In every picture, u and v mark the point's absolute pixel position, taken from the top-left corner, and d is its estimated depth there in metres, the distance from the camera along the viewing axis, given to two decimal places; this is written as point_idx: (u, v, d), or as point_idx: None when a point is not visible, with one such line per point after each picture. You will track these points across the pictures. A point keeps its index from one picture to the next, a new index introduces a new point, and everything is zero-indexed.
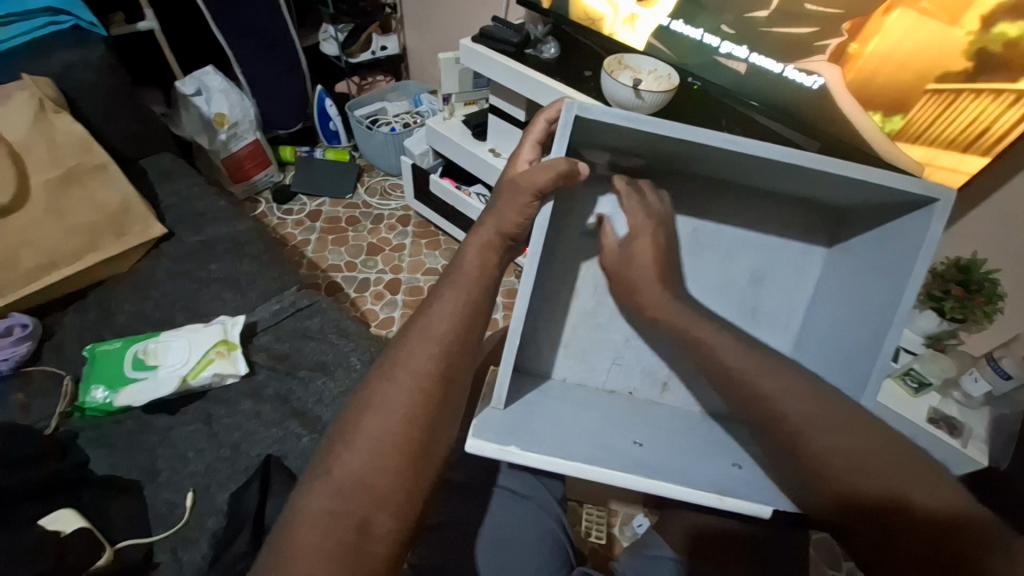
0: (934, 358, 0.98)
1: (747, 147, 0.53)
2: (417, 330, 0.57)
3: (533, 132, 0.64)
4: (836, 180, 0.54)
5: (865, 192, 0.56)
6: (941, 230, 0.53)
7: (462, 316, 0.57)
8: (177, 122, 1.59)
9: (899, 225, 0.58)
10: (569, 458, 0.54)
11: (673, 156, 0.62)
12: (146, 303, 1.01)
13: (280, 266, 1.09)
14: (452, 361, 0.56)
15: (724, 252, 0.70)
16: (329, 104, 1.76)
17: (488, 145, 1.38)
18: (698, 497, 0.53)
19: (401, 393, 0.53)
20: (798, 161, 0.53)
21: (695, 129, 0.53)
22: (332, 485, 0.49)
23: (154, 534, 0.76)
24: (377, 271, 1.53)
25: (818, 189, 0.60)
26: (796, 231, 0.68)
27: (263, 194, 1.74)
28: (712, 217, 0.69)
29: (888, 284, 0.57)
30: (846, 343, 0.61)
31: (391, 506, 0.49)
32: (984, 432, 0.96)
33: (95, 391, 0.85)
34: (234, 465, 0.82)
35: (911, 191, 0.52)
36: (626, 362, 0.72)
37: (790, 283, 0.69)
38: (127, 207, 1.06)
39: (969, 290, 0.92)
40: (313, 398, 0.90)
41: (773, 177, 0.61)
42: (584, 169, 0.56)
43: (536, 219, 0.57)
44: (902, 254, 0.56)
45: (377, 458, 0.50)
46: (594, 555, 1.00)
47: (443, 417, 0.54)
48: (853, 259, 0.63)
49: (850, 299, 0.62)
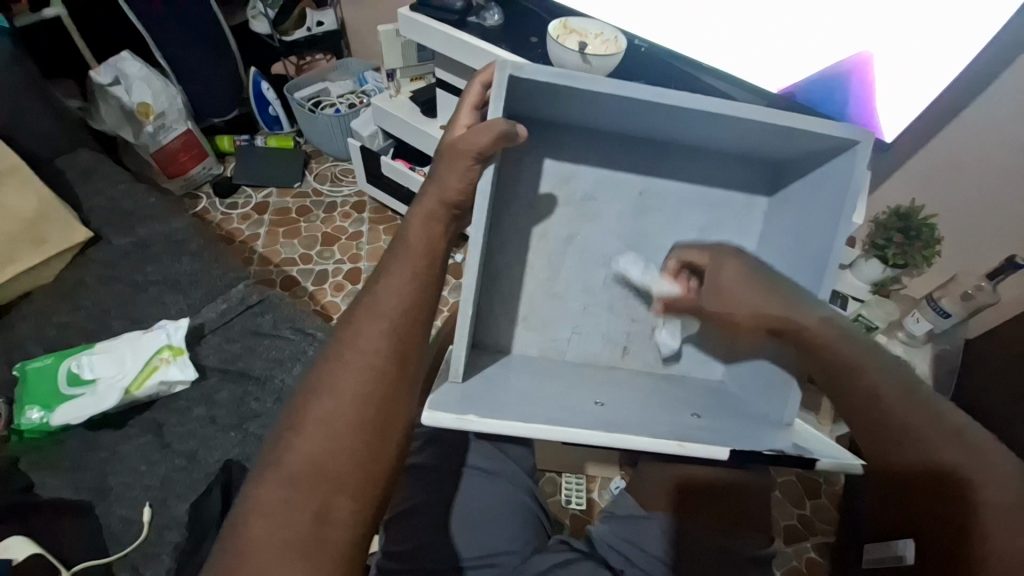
0: (879, 303, 1.04)
1: (681, 99, 0.53)
2: (365, 309, 0.55)
3: (469, 97, 0.61)
4: (768, 127, 0.55)
5: (796, 140, 0.57)
6: (865, 170, 0.54)
7: (411, 291, 0.55)
8: (96, 115, 1.45)
9: (829, 167, 0.59)
10: (530, 421, 0.54)
11: (614, 116, 0.61)
12: (77, 313, 0.93)
13: (224, 263, 1.03)
14: (403, 338, 0.54)
15: (670, 211, 0.70)
16: (265, 87, 1.64)
17: (438, 122, 1.33)
18: (658, 445, 0.54)
19: (352, 374, 0.52)
20: (731, 110, 0.53)
21: (628, 83, 0.52)
22: (287, 478, 0.47)
23: (110, 553, 0.72)
24: (334, 261, 1.48)
25: (757, 141, 0.61)
26: (737, 187, 0.69)
27: (203, 188, 1.63)
28: (658, 176, 0.69)
29: (823, 226, 0.58)
30: None
31: (351, 487, 0.48)
32: (928, 368, 1.03)
33: (30, 411, 0.79)
34: (192, 474, 0.78)
35: (835, 133, 0.53)
36: (586, 330, 0.72)
37: (737, 239, 0.70)
38: (43, 211, 0.96)
39: (908, 236, 0.96)
40: (271, 398, 0.86)
41: (711, 132, 0.61)
42: (523, 131, 0.55)
43: (483, 175, 0.55)
44: (833, 197, 0.57)
45: (333, 445, 0.49)
46: (574, 521, 1.02)
47: (400, 394, 0.53)
48: (792, 207, 0.64)
49: (792, 246, 0.63)
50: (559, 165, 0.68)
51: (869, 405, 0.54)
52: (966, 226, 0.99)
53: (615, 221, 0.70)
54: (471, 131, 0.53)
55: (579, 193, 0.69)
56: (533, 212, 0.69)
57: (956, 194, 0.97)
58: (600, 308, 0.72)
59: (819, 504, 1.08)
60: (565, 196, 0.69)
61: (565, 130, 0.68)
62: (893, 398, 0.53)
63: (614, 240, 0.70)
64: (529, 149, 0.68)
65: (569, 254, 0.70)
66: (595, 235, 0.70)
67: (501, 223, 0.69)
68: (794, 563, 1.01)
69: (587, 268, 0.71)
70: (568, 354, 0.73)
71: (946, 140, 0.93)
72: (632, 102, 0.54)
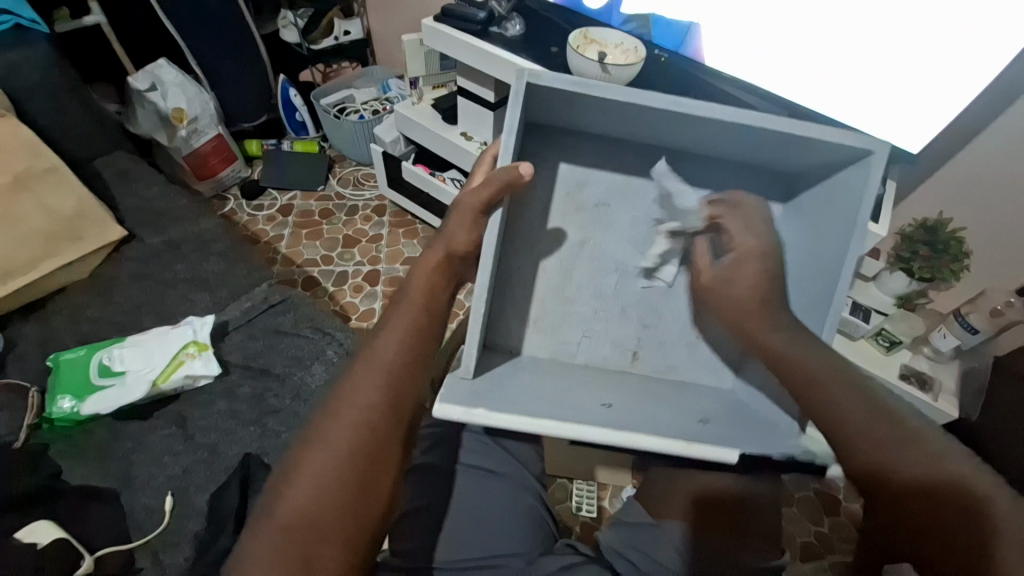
0: (903, 316, 1.02)
1: (698, 109, 0.53)
2: (363, 360, 0.57)
3: (483, 166, 0.67)
4: (781, 138, 0.55)
5: (809, 151, 0.57)
6: (880, 182, 0.54)
7: (409, 344, 0.58)
8: (133, 119, 1.52)
9: (844, 180, 0.58)
10: (538, 418, 0.56)
11: (629, 124, 0.61)
12: (110, 308, 0.98)
13: (249, 263, 1.06)
14: (400, 390, 0.56)
15: None
16: (293, 94, 1.70)
17: (459, 129, 1.35)
18: (662, 443, 0.55)
19: (348, 424, 0.53)
20: (744, 120, 0.53)
21: (641, 92, 0.53)
22: (277, 528, 0.48)
23: (133, 540, 0.74)
24: (354, 263, 1.51)
25: (771, 150, 0.61)
26: (751, 197, 0.69)
27: (231, 190, 1.69)
28: (672, 184, 0.69)
29: (838, 238, 0.57)
30: (805, 303, 0.61)
31: (340, 537, 0.49)
32: (954, 385, 1.00)
33: (62, 400, 0.83)
34: (213, 466, 0.81)
35: (848, 143, 0.53)
36: (596, 335, 0.72)
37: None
38: (83, 210, 1.01)
39: (934, 250, 0.94)
40: (290, 394, 0.88)
41: (724, 142, 0.61)
42: (528, 170, 0.56)
43: (489, 225, 0.59)
44: (846, 209, 0.57)
45: (324, 496, 0.50)
46: (583, 528, 1.02)
47: (394, 446, 0.54)
48: (806, 218, 0.63)
49: (808, 257, 0.62)
50: (574, 171, 0.69)
51: (840, 424, 0.51)
52: (996, 241, 0.96)
53: (630, 228, 0.70)
54: (480, 186, 0.57)
55: (594, 199, 0.70)
56: (547, 218, 0.70)
57: (986, 208, 0.94)
58: (611, 314, 0.72)
59: (838, 522, 1.06)
60: (581, 201, 0.70)
61: (581, 138, 0.69)
62: (858, 414, 0.51)
63: (628, 246, 0.70)
64: (545, 155, 0.69)
65: (581, 259, 0.71)
66: (609, 241, 0.70)
67: (516, 227, 0.70)
68: None
69: (599, 273, 0.71)
70: (578, 358, 0.73)
71: (976, 152, 0.91)
72: (647, 110, 0.55)
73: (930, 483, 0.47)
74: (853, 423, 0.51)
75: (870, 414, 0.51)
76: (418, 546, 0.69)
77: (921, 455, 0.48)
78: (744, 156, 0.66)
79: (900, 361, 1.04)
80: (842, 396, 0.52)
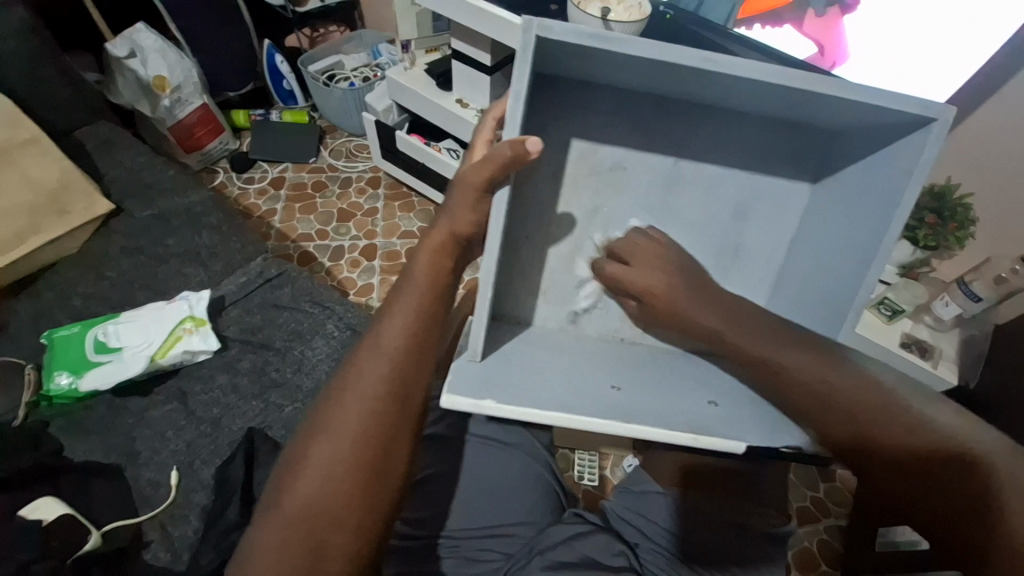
0: (907, 286, 1.00)
1: (728, 66, 0.48)
2: (368, 346, 0.56)
3: (483, 131, 0.64)
4: (822, 100, 0.50)
5: (852, 113, 0.53)
6: (935, 153, 0.51)
7: (414, 330, 0.56)
8: (113, 89, 1.45)
9: (892, 150, 0.55)
10: (545, 410, 0.54)
11: (656, 79, 0.56)
12: (102, 283, 0.95)
13: (243, 236, 1.04)
14: (406, 377, 0.55)
15: (704, 189, 0.67)
16: (280, 60, 1.62)
17: (454, 96, 1.30)
18: (672, 436, 0.54)
19: (353, 413, 0.53)
20: (783, 80, 0.48)
21: (676, 48, 0.47)
22: (286, 518, 0.49)
23: (141, 513, 0.75)
24: (350, 237, 1.48)
25: (803, 110, 0.56)
26: (786, 160, 0.65)
27: (220, 163, 1.64)
28: (693, 149, 0.65)
29: (879, 213, 0.55)
30: (828, 278, 0.61)
31: (351, 525, 0.49)
32: (954, 351, 1.01)
33: (59, 377, 0.81)
34: (216, 441, 0.81)
35: (904, 107, 0.49)
36: (605, 306, 0.71)
37: (774, 216, 0.68)
38: (66, 183, 0.97)
39: (940, 217, 0.94)
40: (291, 368, 0.88)
41: (756, 101, 0.56)
42: (534, 146, 0.50)
43: (493, 204, 0.56)
44: (893, 180, 0.54)
45: (330, 487, 0.50)
46: (587, 496, 1.03)
47: (401, 434, 0.53)
48: (844, 189, 0.60)
49: (837, 230, 0.60)
50: (586, 146, 0.66)
51: (828, 404, 0.51)
52: (1003, 205, 0.95)
53: (643, 196, 0.68)
54: (482, 162, 0.53)
55: (609, 162, 0.66)
56: (556, 185, 0.67)
57: (995, 172, 0.92)
58: None
59: (834, 488, 1.08)
60: (596, 168, 0.67)
61: (598, 91, 0.64)
62: (849, 391, 0.51)
63: (642, 216, 0.68)
64: (553, 112, 0.64)
65: (593, 228, 0.69)
66: (620, 208, 0.68)
67: (524, 194, 0.67)
68: (805, 543, 1.02)
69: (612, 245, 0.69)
70: (588, 330, 0.73)
71: (991, 113, 0.88)
72: (672, 67, 0.49)
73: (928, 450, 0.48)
74: (839, 411, 0.51)
75: (857, 402, 0.51)
76: (429, 514, 0.70)
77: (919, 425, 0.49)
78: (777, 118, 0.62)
79: (902, 330, 1.03)
80: (850, 375, 0.52)
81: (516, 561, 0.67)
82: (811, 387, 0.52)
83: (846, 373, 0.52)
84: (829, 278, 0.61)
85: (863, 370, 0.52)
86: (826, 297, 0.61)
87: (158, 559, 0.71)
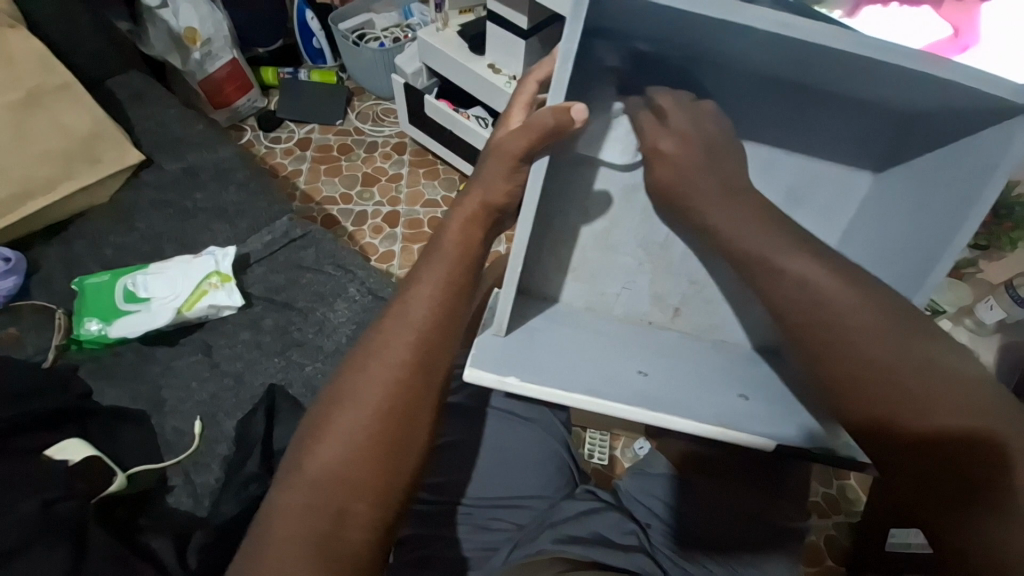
0: (952, 286, 0.98)
1: (808, 34, 0.44)
2: (393, 315, 0.56)
3: (524, 96, 0.62)
4: (903, 76, 0.46)
5: (927, 93, 0.49)
6: (1023, 145, 0.47)
7: (441, 302, 0.56)
8: (145, 40, 1.42)
9: (976, 140, 0.51)
10: (571, 390, 0.53)
11: (719, 49, 0.51)
12: (132, 234, 0.97)
13: (269, 195, 1.03)
14: (430, 348, 0.55)
15: (761, 174, 0.64)
16: (309, 17, 1.59)
17: (486, 61, 1.25)
18: (700, 428, 0.53)
19: (378, 383, 0.53)
20: (854, 52, 0.44)
21: (748, 10, 0.43)
22: (307, 485, 0.50)
23: (165, 460, 0.77)
24: (373, 202, 1.47)
25: (872, 91, 0.52)
26: (846, 150, 0.62)
27: (248, 121, 1.63)
28: (751, 131, 0.61)
29: (951, 203, 0.52)
30: (887, 269, 0.59)
31: (369, 493, 0.50)
32: (992, 358, 0.92)
33: (89, 323, 0.83)
34: (238, 395, 0.82)
35: (996, 93, 0.44)
36: (638, 287, 0.69)
37: (831, 204, 0.65)
38: (98, 132, 0.97)
39: (996, 216, 0.91)
40: (312, 328, 0.88)
41: (817, 76, 0.52)
42: (579, 112, 0.49)
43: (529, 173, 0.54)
44: (973, 175, 0.50)
45: (351, 455, 0.51)
46: (596, 474, 1.03)
47: (424, 404, 0.54)
48: (914, 177, 0.57)
49: (902, 219, 0.57)
50: None
51: (870, 371, 0.48)
52: None
53: None
54: (521, 130, 0.52)
55: None
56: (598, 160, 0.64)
57: None
58: (658, 267, 0.67)
59: (847, 485, 1.06)
60: None
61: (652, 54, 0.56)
62: (894, 362, 0.47)
63: None
64: None
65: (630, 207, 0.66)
66: None
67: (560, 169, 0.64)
68: (814, 539, 1.01)
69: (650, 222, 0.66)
70: (615, 310, 0.71)
71: None
72: (741, 32, 0.45)
73: (960, 435, 0.46)
74: (875, 381, 0.48)
75: (902, 375, 0.47)
76: (444, 482, 0.71)
77: (953, 413, 0.46)
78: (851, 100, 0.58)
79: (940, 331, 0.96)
80: (903, 357, 0.48)
81: (527, 533, 0.67)
82: (857, 351, 0.48)
83: (900, 343, 0.48)
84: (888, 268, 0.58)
85: (926, 352, 0.48)
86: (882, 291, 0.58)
87: (181, 503, 0.74)
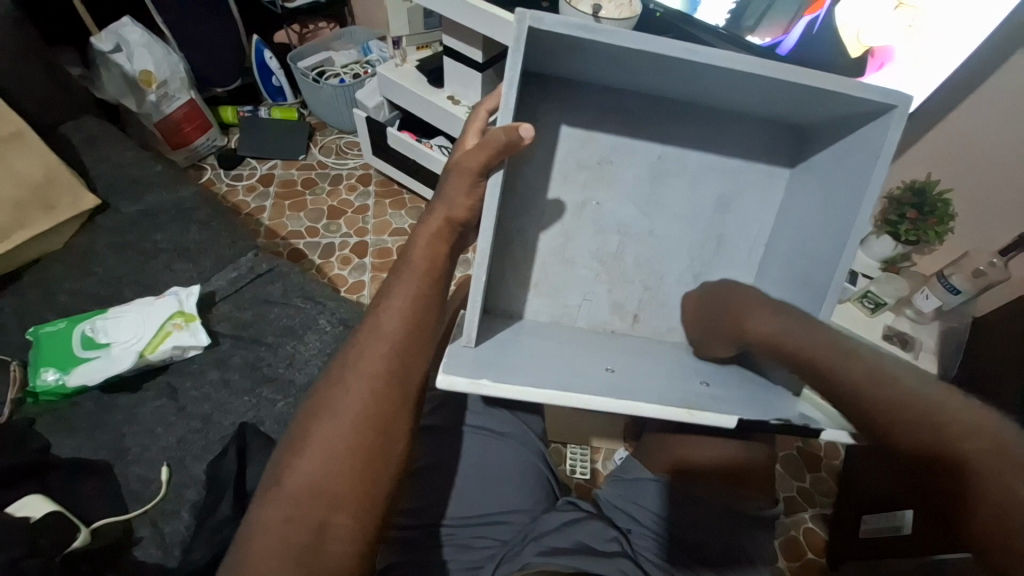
0: (889, 280, 1.00)
1: (712, 57, 0.49)
2: (366, 329, 0.58)
3: (477, 121, 0.65)
4: (805, 91, 0.52)
5: (829, 103, 0.55)
6: (897, 137, 0.53)
7: (411, 313, 0.58)
8: (98, 83, 1.41)
9: (860, 139, 0.58)
10: (541, 386, 0.55)
11: (642, 71, 0.56)
12: (89, 279, 0.94)
13: (234, 232, 1.03)
14: (405, 359, 0.56)
15: (692, 180, 0.69)
16: (268, 56, 1.61)
17: (446, 92, 1.30)
18: (666, 412, 0.55)
19: (352, 396, 0.54)
20: (766, 71, 0.50)
21: (657, 39, 0.48)
22: (286, 502, 0.49)
23: (130, 511, 0.74)
24: (340, 234, 1.47)
25: (783, 104, 0.59)
26: (763, 154, 0.69)
27: (208, 160, 1.62)
28: (680, 142, 0.68)
29: (849, 196, 0.58)
30: (803, 267, 0.63)
31: (350, 508, 0.50)
32: (934, 343, 1.01)
33: (45, 373, 0.80)
34: (208, 436, 0.80)
35: (873, 98, 0.51)
36: (598, 298, 0.72)
37: (753, 209, 0.70)
38: (51, 178, 0.95)
39: (922, 212, 0.97)
40: (283, 363, 0.87)
41: (728, 92, 0.59)
42: (527, 131, 0.52)
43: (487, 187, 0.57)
44: (861, 168, 0.57)
45: (329, 470, 0.51)
46: (580, 488, 1.04)
47: (399, 415, 0.55)
48: (817, 176, 0.64)
49: (814, 214, 0.63)
50: (576, 134, 0.67)
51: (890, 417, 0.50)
52: (977, 203, 1.00)
53: (632, 188, 0.69)
54: (477, 148, 0.55)
55: (600, 156, 0.68)
56: (553, 181, 0.68)
57: (974, 171, 0.98)
58: (613, 276, 0.72)
59: (820, 478, 1.10)
60: (588, 160, 0.68)
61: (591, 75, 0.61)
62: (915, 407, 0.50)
63: (632, 208, 0.70)
64: (546, 109, 0.66)
65: (584, 223, 0.70)
66: (613, 201, 0.70)
67: (516, 190, 0.68)
68: (792, 533, 1.04)
69: (603, 235, 0.71)
70: (579, 321, 0.73)
71: (967, 113, 0.94)
72: (657, 57, 0.50)
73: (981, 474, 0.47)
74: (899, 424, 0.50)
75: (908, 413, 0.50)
76: (422, 506, 0.71)
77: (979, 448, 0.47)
78: (766, 112, 0.65)
79: (885, 322, 1.04)
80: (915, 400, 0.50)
81: (511, 549, 0.68)
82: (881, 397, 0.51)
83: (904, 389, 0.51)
84: (807, 261, 0.63)
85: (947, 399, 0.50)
86: (805, 285, 0.62)
87: (148, 556, 0.70)
